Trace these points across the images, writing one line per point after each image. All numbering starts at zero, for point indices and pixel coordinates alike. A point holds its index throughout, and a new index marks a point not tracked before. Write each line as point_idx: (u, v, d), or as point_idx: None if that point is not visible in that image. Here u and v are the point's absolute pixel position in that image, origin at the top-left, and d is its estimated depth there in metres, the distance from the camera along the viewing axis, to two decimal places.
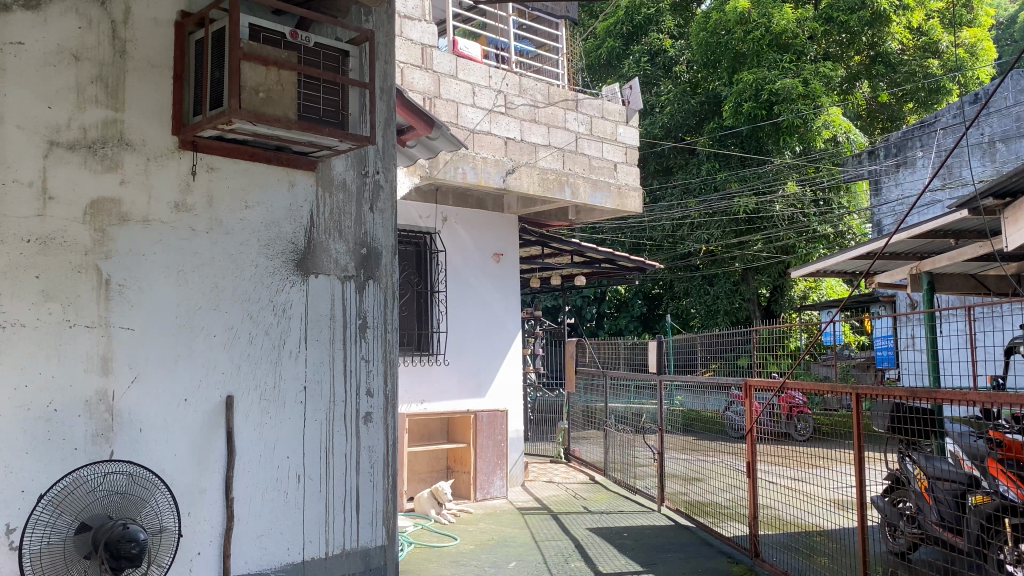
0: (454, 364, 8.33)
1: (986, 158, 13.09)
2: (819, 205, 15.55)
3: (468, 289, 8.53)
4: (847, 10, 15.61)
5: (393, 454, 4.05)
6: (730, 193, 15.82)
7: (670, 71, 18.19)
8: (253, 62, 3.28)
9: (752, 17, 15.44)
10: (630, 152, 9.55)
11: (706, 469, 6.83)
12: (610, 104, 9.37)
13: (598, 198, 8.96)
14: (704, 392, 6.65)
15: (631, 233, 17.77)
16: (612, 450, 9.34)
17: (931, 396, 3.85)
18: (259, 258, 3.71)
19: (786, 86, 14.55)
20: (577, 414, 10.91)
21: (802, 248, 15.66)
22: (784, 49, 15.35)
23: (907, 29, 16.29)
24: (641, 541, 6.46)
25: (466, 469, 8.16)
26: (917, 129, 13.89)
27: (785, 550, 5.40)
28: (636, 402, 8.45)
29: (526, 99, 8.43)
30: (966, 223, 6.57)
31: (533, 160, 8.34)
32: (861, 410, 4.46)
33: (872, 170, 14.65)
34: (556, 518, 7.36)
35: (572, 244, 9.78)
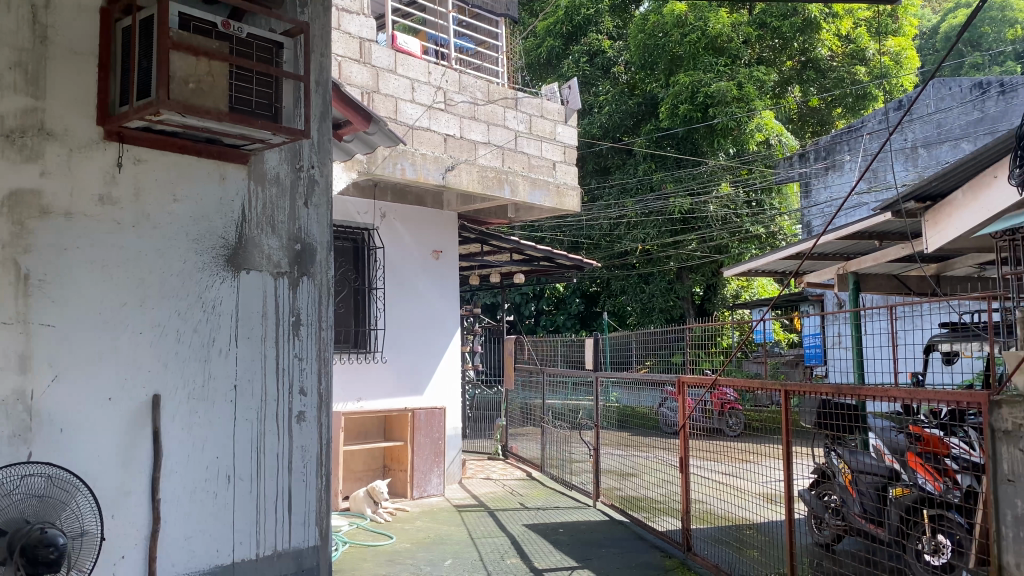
0: (392, 362, 8.27)
1: (909, 163, 13.61)
2: (751, 206, 15.93)
3: (407, 286, 8.48)
4: (780, 17, 16.07)
5: (327, 454, 3.98)
6: (665, 193, 16.07)
7: (608, 72, 18.36)
8: (183, 52, 3.17)
9: (689, 20, 15.71)
10: (568, 152, 9.62)
11: (640, 464, 6.92)
12: (549, 104, 9.42)
13: (537, 196, 9.00)
14: (640, 388, 6.78)
15: (569, 231, 17.84)
16: (549, 447, 9.39)
17: (856, 393, 4.01)
18: (188, 253, 3.61)
19: (720, 89, 14.85)
20: (515, 411, 10.94)
21: (734, 249, 15.92)
22: (718, 53, 15.67)
23: (835, 36, 16.78)
24: (577, 536, 6.51)
25: (403, 468, 8.10)
26: (844, 134, 14.51)
27: (716, 544, 5.51)
28: (573, 398, 8.52)
29: (466, 96, 8.41)
30: (889, 225, 6.81)
31: (473, 157, 8.32)
32: (789, 406, 4.64)
33: (802, 173, 15.03)
34: (492, 515, 7.36)
35: (510, 242, 9.82)
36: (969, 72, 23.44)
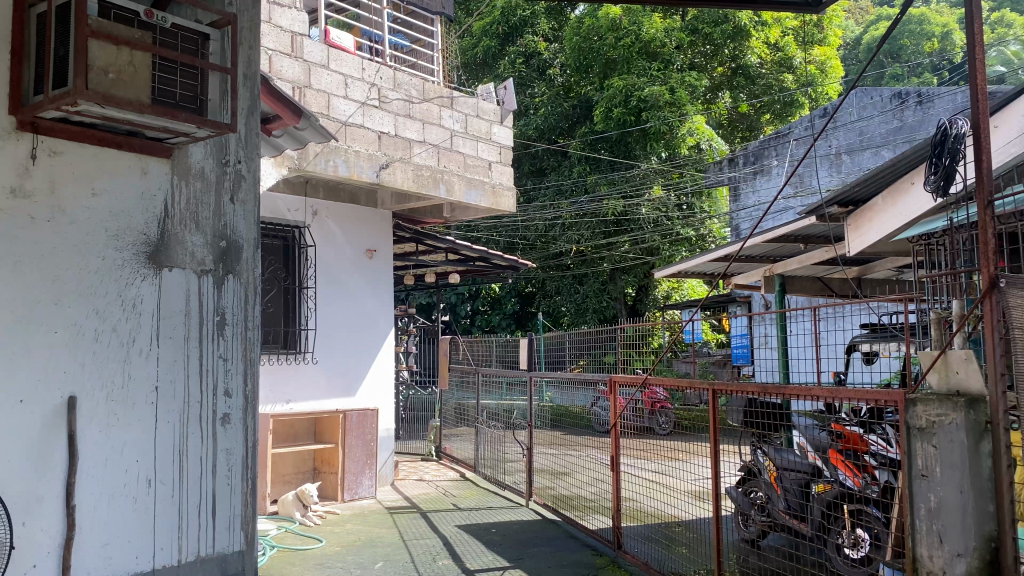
0: (323, 362, 8.14)
1: (833, 169, 14.01)
2: (682, 209, 16.07)
3: (339, 285, 8.36)
4: (711, 23, 16.44)
5: (253, 455, 3.63)
6: (599, 196, 16.17)
7: (544, 74, 18.48)
8: (102, 41, 3.01)
9: (624, 25, 15.95)
10: (504, 152, 9.63)
11: (572, 463, 6.96)
12: (485, 104, 9.40)
13: (473, 196, 8.97)
14: (573, 387, 6.81)
15: (505, 232, 17.90)
16: (483, 447, 9.39)
17: (779, 391, 4.14)
18: (107, 250, 3.24)
19: (653, 94, 15.11)
20: (449, 412, 10.90)
21: (665, 250, 16.22)
22: (652, 57, 15.92)
23: (764, 44, 17.22)
24: (510, 536, 6.52)
25: (333, 470, 7.97)
26: (772, 140, 14.97)
27: (646, 541, 5.58)
28: (508, 398, 8.52)
29: (400, 93, 8.33)
30: (812, 229, 7.02)
31: (407, 156, 8.25)
32: (717, 406, 4.77)
33: (731, 176, 15.44)
34: (424, 517, 7.31)
35: (446, 242, 9.77)
36: (890, 83, 24.38)
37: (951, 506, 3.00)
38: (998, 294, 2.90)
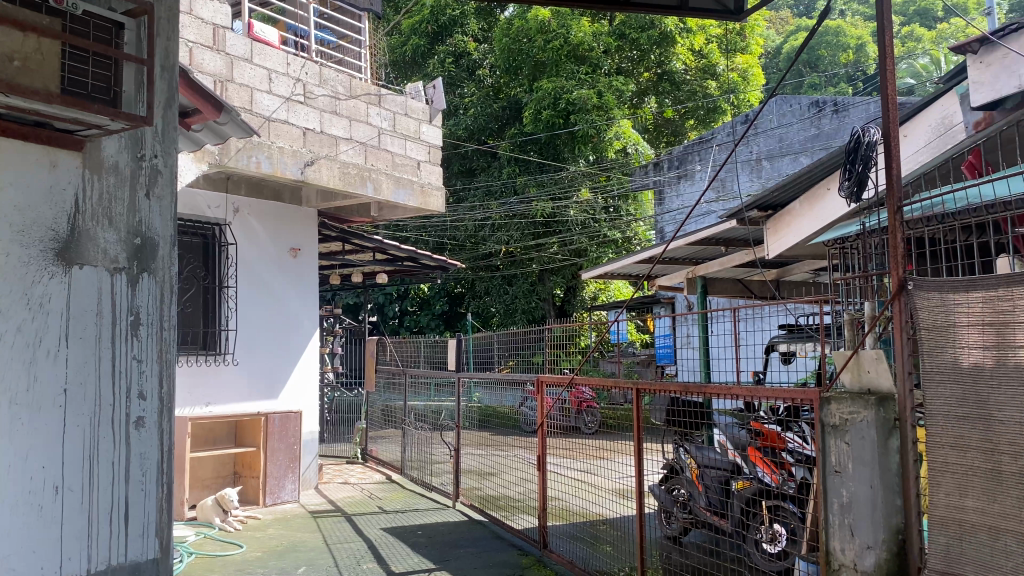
0: (244, 364, 7.94)
1: (754, 174, 14.44)
2: (609, 212, 16.53)
3: (261, 285, 8.17)
4: (638, 29, 16.64)
5: (169, 460, 3.36)
6: (528, 197, 16.17)
7: (473, 74, 18.46)
8: (7, 27, 2.78)
9: (553, 27, 16.06)
10: (433, 152, 9.58)
11: (499, 463, 6.97)
12: (413, 102, 9.32)
13: (401, 195, 8.89)
14: (501, 388, 6.82)
15: (434, 232, 17.83)
16: (409, 449, 9.32)
17: (701, 390, 4.24)
18: (11, 244, 2.93)
19: (582, 97, 15.25)
20: (375, 414, 10.78)
21: (593, 252, 16.47)
22: (580, 61, 16.09)
23: (690, 51, 17.47)
24: (436, 538, 6.48)
25: (254, 475, 7.79)
26: (694, 145, 15.81)
27: (572, 540, 5.63)
28: (436, 399, 8.47)
29: (327, 90, 8.19)
30: (734, 232, 7.21)
31: (334, 153, 8.13)
32: (641, 404, 4.89)
33: (656, 180, 16.25)
34: (349, 520, 7.20)
35: (373, 241, 9.66)
36: (808, 92, 25.25)
37: (862, 500, 3.11)
38: (907, 295, 3.03)
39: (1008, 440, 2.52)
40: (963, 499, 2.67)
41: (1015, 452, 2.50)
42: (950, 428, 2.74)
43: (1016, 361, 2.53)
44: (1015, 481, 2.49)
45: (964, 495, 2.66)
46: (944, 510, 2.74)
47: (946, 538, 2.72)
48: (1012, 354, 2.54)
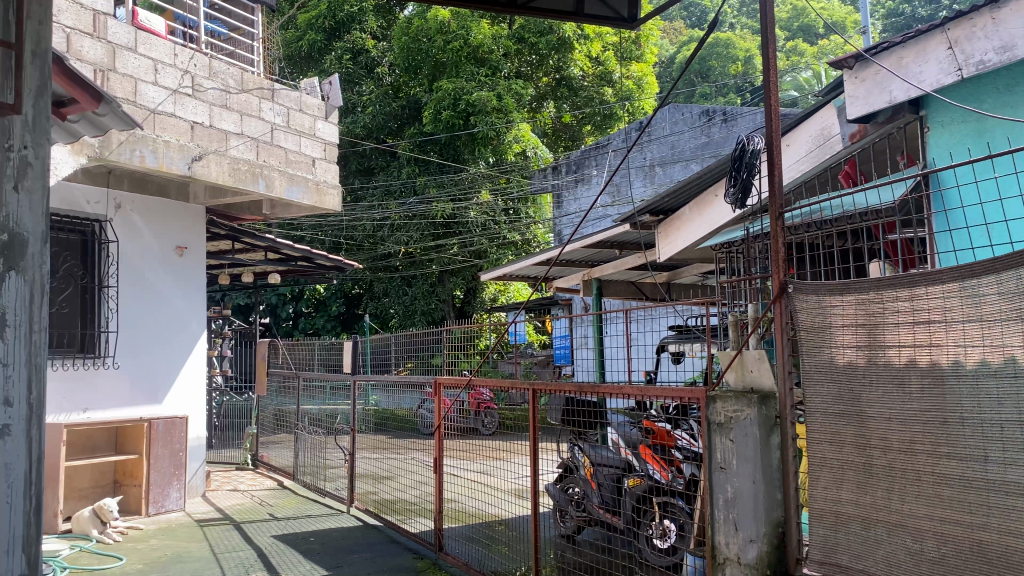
0: (126, 367, 7.56)
1: (647, 180, 14.93)
2: (508, 214, 16.56)
3: (145, 284, 7.81)
4: (537, 33, 16.75)
5: (40, 477, 2.82)
6: (427, 197, 16.05)
7: (372, 72, 18.20)
8: None
9: (452, 28, 16.02)
10: (329, 149, 9.37)
11: (395, 467, 6.90)
12: (308, 98, 9.09)
13: (295, 193, 8.68)
14: (399, 391, 6.75)
15: (330, 231, 17.49)
16: (303, 454, 9.10)
17: (595, 390, 4.31)
18: None
19: (482, 99, 15.26)
20: (267, 418, 10.48)
21: (492, 253, 16.49)
22: (480, 63, 16.09)
23: (587, 57, 17.74)
24: (329, 544, 6.36)
25: (136, 483, 7.43)
26: (592, 150, 16.31)
27: (468, 542, 5.62)
28: (330, 403, 8.30)
29: (216, 83, 7.92)
30: (628, 235, 7.38)
31: (223, 148, 7.85)
32: (537, 405, 4.95)
33: (555, 184, 16.71)
34: (238, 528, 6.97)
35: (265, 240, 9.38)
36: (700, 101, 26.15)
37: (745, 494, 3.21)
38: (787, 298, 3.16)
39: (880, 435, 2.67)
40: (839, 492, 2.81)
41: (885, 445, 2.65)
42: (827, 425, 2.88)
43: (885, 360, 2.68)
44: (885, 473, 2.64)
45: (840, 488, 2.80)
46: (823, 503, 2.87)
47: (824, 529, 2.86)
48: (882, 352, 2.70)
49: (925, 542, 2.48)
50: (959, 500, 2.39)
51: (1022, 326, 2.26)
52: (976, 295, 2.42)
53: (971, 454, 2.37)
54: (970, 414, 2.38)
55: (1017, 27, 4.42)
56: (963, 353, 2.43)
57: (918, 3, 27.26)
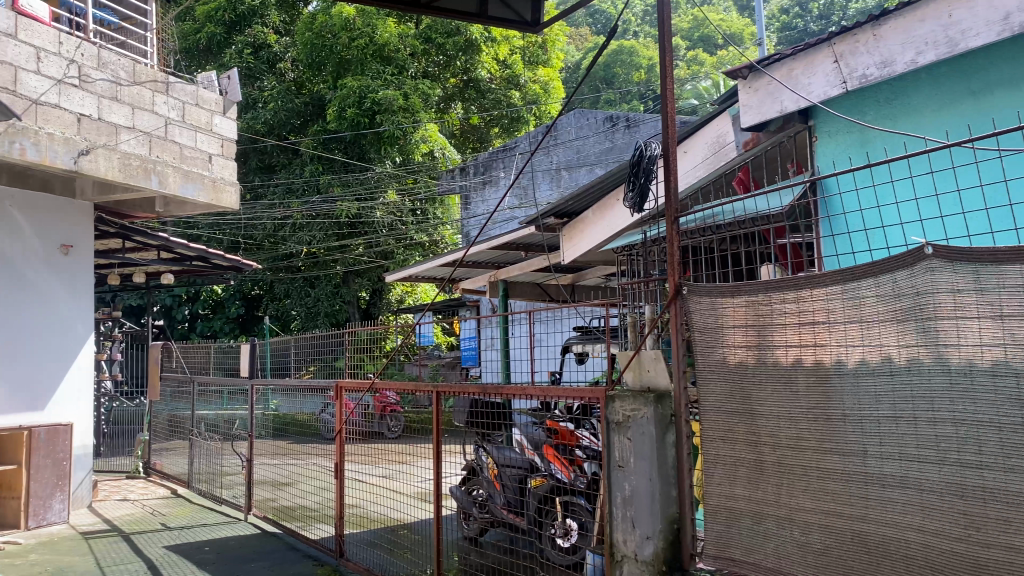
0: (5, 373, 7.12)
1: (553, 183, 15.12)
2: (416, 214, 16.57)
3: (26, 284, 7.39)
4: (444, 34, 16.75)
5: None
6: (332, 196, 15.80)
7: (274, 67, 17.74)
8: None
9: (357, 25, 15.78)
10: (226, 146, 9.07)
11: (295, 472, 6.73)
12: (204, 92, 8.76)
13: (190, 190, 8.35)
14: (300, 395, 6.58)
15: (228, 230, 16.95)
16: (198, 461, 8.77)
17: (499, 390, 4.32)
18: None
19: (388, 97, 15.09)
20: (160, 424, 10.05)
21: (399, 254, 16.29)
22: (386, 61, 15.91)
23: (494, 59, 17.79)
24: (225, 553, 6.15)
25: (14, 496, 7.06)
26: (500, 153, 16.43)
27: (370, 547, 5.54)
28: (228, 408, 8.04)
29: (106, 74, 7.56)
30: (532, 237, 7.43)
31: (113, 142, 7.49)
32: (441, 407, 4.92)
33: (462, 185, 16.68)
34: (128, 540, 6.66)
35: (159, 239, 8.98)
36: (605, 107, 26.65)
37: (642, 492, 3.28)
38: (682, 299, 3.24)
39: (769, 432, 2.77)
40: (732, 488, 2.90)
41: (774, 442, 2.75)
42: (720, 422, 2.97)
43: (774, 359, 2.78)
44: (775, 468, 2.73)
45: (733, 484, 2.89)
46: (717, 499, 2.96)
47: (718, 525, 2.95)
48: (771, 352, 2.80)
49: (811, 534, 2.58)
50: (841, 492, 2.50)
51: (897, 325, 2.39)
52: (856, 297, 2.54)
53: (853, 449, 2.48)
54: (851, 410, 2.50)
55: (896, 44, 4.67)
56: (845, 352, 2.55)
57: (809, 19, 28.67)
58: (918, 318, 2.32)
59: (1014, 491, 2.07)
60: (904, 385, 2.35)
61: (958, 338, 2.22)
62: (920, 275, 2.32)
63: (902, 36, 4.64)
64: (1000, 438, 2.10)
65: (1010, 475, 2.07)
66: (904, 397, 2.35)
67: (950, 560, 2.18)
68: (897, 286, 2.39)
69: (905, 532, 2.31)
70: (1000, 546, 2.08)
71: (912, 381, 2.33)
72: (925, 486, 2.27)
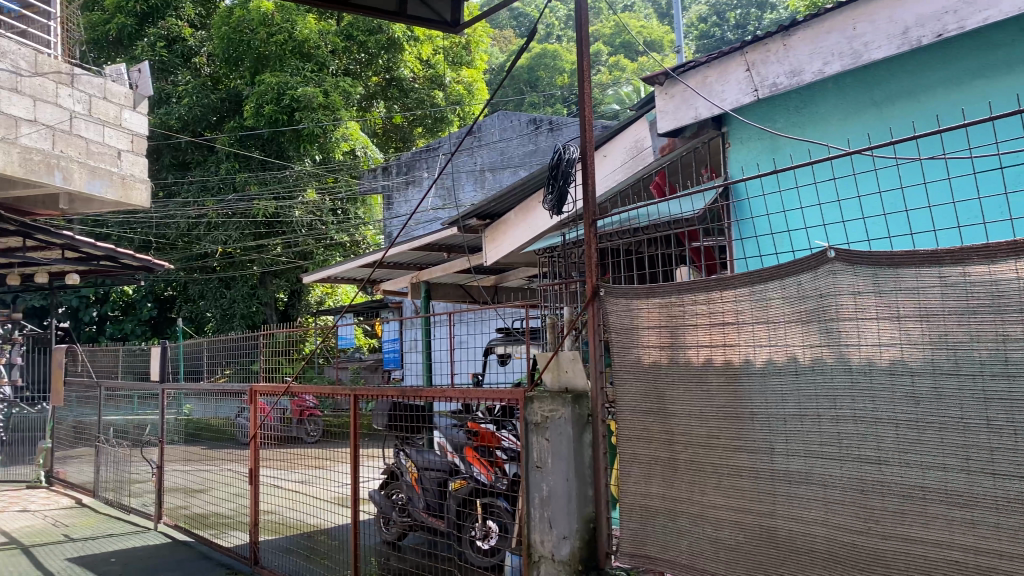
0: None
1: (477, 184, 15.19)
2: (336, 214, 16.41)
3: None
4: (366, 32, 16.54)
5: None
6: (248, 194, 15.41)
7: (189, 61, 17.22)
8: None
9: (276, 21, 15.46)
10: (136, 141, 8.73)
11: (209, 479, 6.54)
12: (112, 85, 8.43)
13: (97, 186, 8.05)
14: (215, 400, 6.40)
15: (140, 229, 16.35)
16: (104, 469, 8.41)
17: (419, 393, 4.28)
18: None
19: (307, 95, 14.80)
20: (64, 431, 9.60)
21: (318, 254, 16.13)
22: (306, 58, 15.68)
23: (417, 59, 17.70)
24: (133, 564, 5.92)
25: None
26: (423, 153, 16.62)
27: (287, 554, 5.42)
28: (139, 414, 7.75)
29: (5, 64, 7.18)
30: (454, 238, 7.42)
31: (13, 136, 7.13)
32: (359, 410, 4.85)
33: (384, 185, 16.75)
34: (27, 553, 6.33)
35: (63, 238, 8.57)
36: (529, 110, 26.82)
37: (559, 494, 3.30)
38: (599, 301, 3.27)
39: (681, 431, 2.82)
40: (648, 487, 2.94)
41: (687, 440, 2.80)
42: (636, 421, 3.02)
43: (686, 359, 2.84)
44: (688, 466, 2.79)
45: (649, 483, 2.94)
46: (633, 497, 3.00)
47: (634, 523, 2.99)
48: (683, 352, 2.86)
49: (722, 530, 2.65)
50: (750, 489, 2.57)
51: (801, 326, 2.47)
52: (763, 299, 2.61)
53: (760, 446, 2.55)
54: (759, 409, 2.57)
55: (804, 54, 4.84)
56: (753, 352, 2.62)
57: (726, 28, 29.50)
58: (821, 320, 2.41)
59: (909, 484, 2.16)
60: (809, 385, 2.43)
61: (858, 338, 2.31)
62: (823, 278, 2.41)
63: (810, 47, 4.81)
64: (897, 434, 2.19)
65: (906, 469, 2.17)
66: (809, 396, 2.43)
67: (851, 552, 2.27)
68: (801, 288, 2.48)
69: (810, 527, 2.38)
70: (897, 537, 2.17)
71: (816, 380, 2.41)
72: (828, 482, 2.35)
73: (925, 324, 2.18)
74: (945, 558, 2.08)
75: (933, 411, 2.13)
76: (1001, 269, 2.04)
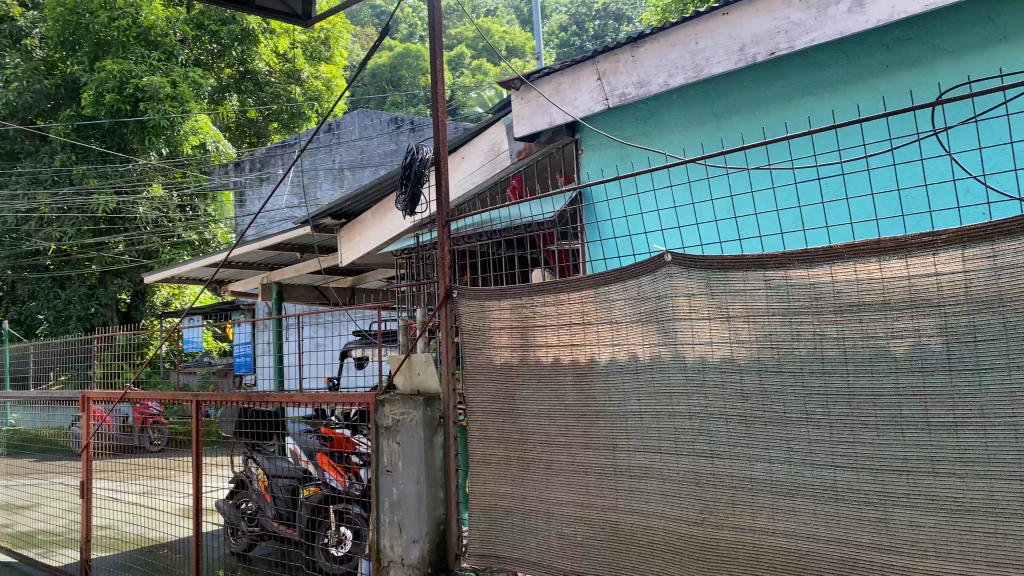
0: None
1: (337, 182, 14.80)
2: (185, 212, 15.72)
3: None
4: (218, 21, 15.98)
5: None
6: (86, 188, 14.40)
7: (18, 43, 15.89)
8: None
9: (118, 5, 14.55)
10: None
11: (37, 493, 6.04)
12: None
13: None
14: (47, 408, 5.93)
15: None
16: None
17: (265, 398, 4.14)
18: None
19: (153, 84, 14.01)
20: None
21: (165, 253, 15.47)
22: (152, 45, 14.87)
23: (272, 52, 17.20)
24: None
25: None
26: (278, 148, 16.05)
27: (124, 571, 5.09)
28: None
29: None
30: (308, 237, 7.23)
31: None
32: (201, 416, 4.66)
33: (237, 181, 16.03)
34: None
35: None
36: (391, 109, 26.55)
37: (409, 497, 3.27)
38: (451, 303, 3.27)
39: (531, 430, 2.87)
40: (498, 486, 2.97)
41: (535, 440, 2.85)
42: (486, 422, 3.04)
43: (536, 358, 2.89)
44: (537, 464, 2.83)
45: (499, 483, 2.96)
46: (483, 497, 3.02)
47: (485, 522, 3.01)
48: (533, 352, 2.91)
49: (570, 526, 2.70)
50: (595, 485, 2.65)
51: (642, 326, 2.56)
52: (607, 302, 2.69)
53: (605, 443, 2.63)
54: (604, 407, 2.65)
55: (650, 65, 5.04)
56: (598, 351, 2.69)
57: (585, 38, 30.43)
58: (659, 321, 2.51)
59: (737, 475, 2.28)
60: (648, 383, 2.52)
61: (692, 338, 2.42)
62: (661, 281, 2.51)
63: (656, 59, 5.02)
64: (728, 428, 2.32)
65: (735, 461, 2.29)
66: (649, 393, 2.52)
67: (687, 543, 2.37)
68: (642, 290, 2.58)
69: (649, 519, 2.48)
70: (729, 527, 2.28)
71: (655, 378, 2.51)
72: (666, 475, 2.45)
73: (753, 324, 2.31)
74: (771, 544, 2.21)
75: (759, 406, 2.27)
76: (817, 273, 2.20)
